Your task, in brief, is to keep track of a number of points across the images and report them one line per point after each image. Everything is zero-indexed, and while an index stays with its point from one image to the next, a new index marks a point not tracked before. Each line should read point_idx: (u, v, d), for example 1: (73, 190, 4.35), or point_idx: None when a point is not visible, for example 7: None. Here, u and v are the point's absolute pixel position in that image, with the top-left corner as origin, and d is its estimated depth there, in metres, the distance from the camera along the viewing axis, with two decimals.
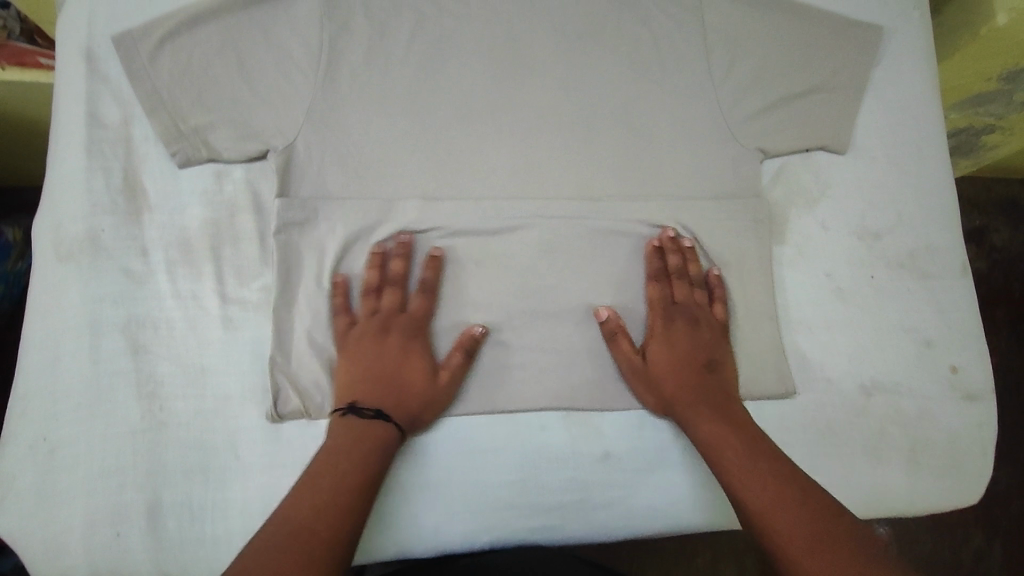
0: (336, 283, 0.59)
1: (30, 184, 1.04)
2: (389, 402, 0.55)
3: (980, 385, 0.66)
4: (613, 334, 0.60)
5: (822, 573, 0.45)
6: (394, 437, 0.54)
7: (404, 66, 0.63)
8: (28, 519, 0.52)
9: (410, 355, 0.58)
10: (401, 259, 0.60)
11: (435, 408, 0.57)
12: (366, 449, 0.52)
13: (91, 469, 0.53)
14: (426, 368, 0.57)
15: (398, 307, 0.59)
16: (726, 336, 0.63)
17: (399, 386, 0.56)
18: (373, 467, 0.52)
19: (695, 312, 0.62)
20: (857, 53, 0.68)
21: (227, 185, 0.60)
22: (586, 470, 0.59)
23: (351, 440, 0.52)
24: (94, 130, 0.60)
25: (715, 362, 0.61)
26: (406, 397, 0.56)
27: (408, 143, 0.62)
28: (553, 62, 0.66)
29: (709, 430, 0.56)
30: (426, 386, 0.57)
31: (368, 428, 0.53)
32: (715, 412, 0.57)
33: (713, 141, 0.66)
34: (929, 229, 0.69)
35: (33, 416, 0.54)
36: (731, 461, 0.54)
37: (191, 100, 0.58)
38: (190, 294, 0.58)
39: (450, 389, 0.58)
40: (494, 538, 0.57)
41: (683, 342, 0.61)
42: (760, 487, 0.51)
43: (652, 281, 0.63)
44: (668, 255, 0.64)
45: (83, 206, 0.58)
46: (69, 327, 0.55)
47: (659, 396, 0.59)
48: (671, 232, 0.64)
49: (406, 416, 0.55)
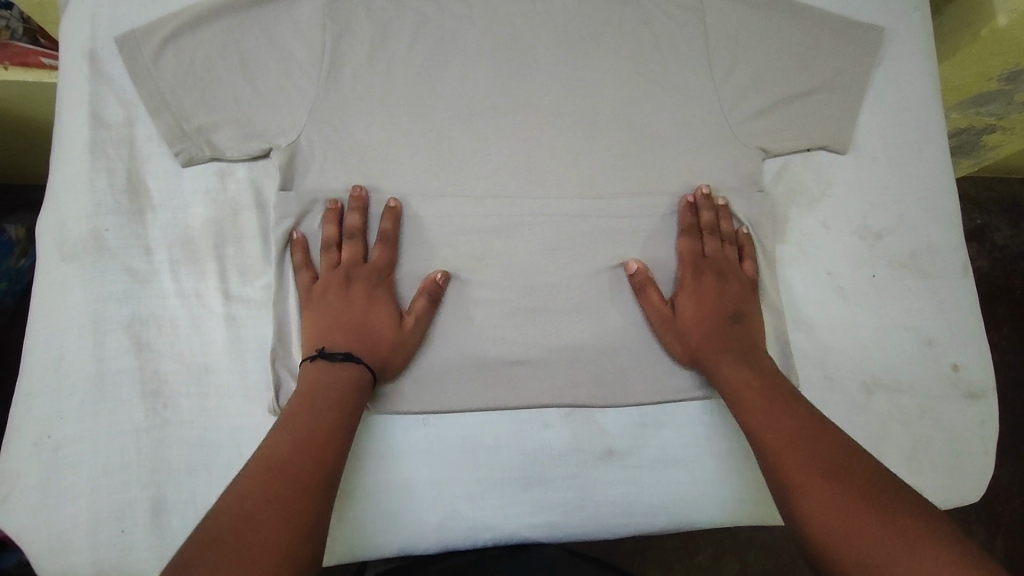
0: (295, 241, 0.59)
1: (35, 183, 1.04)
2: (361, 349, 0.56)
3: (981, 383, 0.66)
4: (642, 286, 0.61)
5: (832, 503, 0.45)
6: (367, 379, 0.54)
7: (406, 66, 0.63)
8: (32, 517, 0.52)
9: (373, 304, 0.58)
10: (358, 210, 0.60)
11: (406, 352, 0.58)
12: (339, 391, 0.52)
13: (95, 467, 0.53)
14: (391, 315, 0.58)
15: (359, 258, 0.59)
16: (753, 292, 0.64)
17: (367, 333, 0.57)
18: (349, 406, 0.52)
19: (725, 266, 0.63)
20: (856, 53, 0.69)
21: (231, 184, 0.61)
22: (589, 468, 0.59)
23: (326, 382, 0.53)
24: (98, 130, 0.60)
25: (742, 313, 0.61)
26: (377, 343, 0.57)
27: (411, 141, 0.62)
28: (553, 61, 0.66)
29: (732, 375, 0.57)
30: (392, 332, 0.57)
31: (340, 372, 0.53)
32: (743, 358, 0.58)
33: (714, 140, 0.66)
34: (930, 228, 0.69)
35: (38, 414, 0.54)
36: (752, 403, 0.54)
37: (194, 99, 0.59)
38: (194, 293, 0.58)
39: (418, 334, 0.59)
40: (496, 535, 0.57)
41: (712, 295, 0.61)
42: (775, 430, 0.52)
43: (684, 234, 0.63)
44: (701, 210, 0.64)
45: (87, 205, 0.58)
46: (73, 326, 0.55)
47: (686, 345, 0.60)
48: (705, 189, 0.65)
49: (378, 361, 0.56)
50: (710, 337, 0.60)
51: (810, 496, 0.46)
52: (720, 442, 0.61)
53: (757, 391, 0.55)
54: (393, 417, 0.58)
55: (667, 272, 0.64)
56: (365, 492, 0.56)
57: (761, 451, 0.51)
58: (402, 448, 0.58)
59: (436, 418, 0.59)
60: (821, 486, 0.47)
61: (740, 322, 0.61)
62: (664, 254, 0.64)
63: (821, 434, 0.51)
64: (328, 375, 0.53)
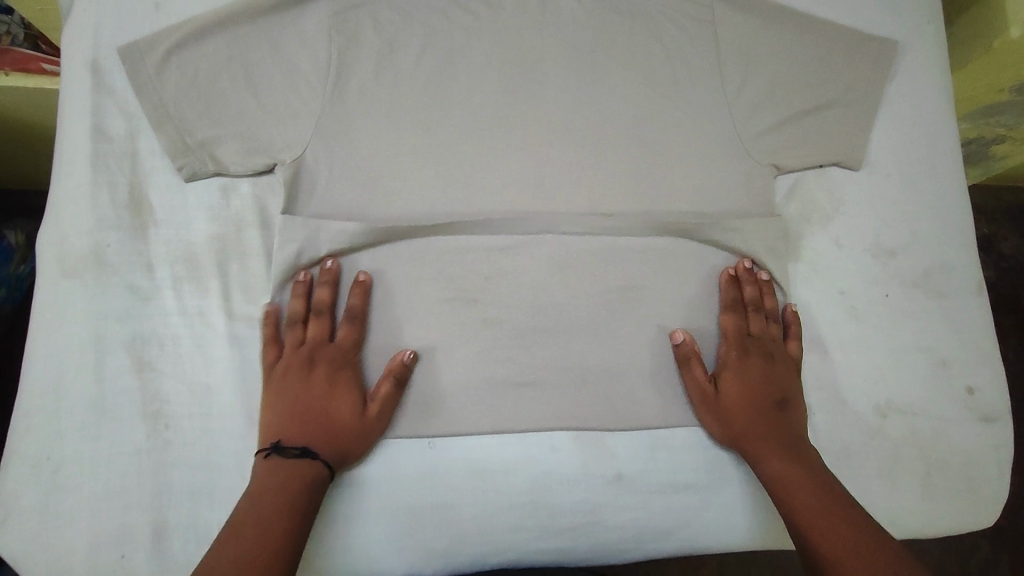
0: (265, 313, 0.57)
1: (35, 188, 1.03)
2: (319, 440, 0.53)
3: (996, 406, 0.65)
4: (687, 359, 0.60)
5: None
6: (321, 476, 0.52)
7: (413, 79, 0.62)
8: (28, 541, 0.51)
9: (336, 388, 0.56)
10: (327, 286, 0.58)
11: (367, 441, 0.55)
12: (286, 493, 0.50)
13: (95, 490, 0.52)
14: (354, 400, 0.55)
15: (325, 337, 0.57)
16: (798, 373, 0.62)
17: (328, 422, 0.54)
18: (298, 509, 0.50)
19: (769, 348, 0.62)
20: (870, 69, 0.68)
21: (234, 199, 0.60)
22: (598, 491, 0.58)
23: (275, 483, 0.50)
24: (99, 144, 0.59)
25: (788, 399, 0.60)
26: (336, 432, 0.54)
27: (417, 157, 0.61)
28: (562, 75, 0.65)
29: (778, 470, 0.55)
30: (353, 420, 0.55)
31: (293, 468, 0.51)
32: (785, 449, 0.56)
33: (726, 156, 0.65)
34: (944, 246, 0.68)
35: (36, 435, 0.53)
36: (801, 502, 0.53)
37: (198, 114, 0.58)
38: (196, 311, 0.57)
39: (381, 420, 0.56)
40: (503, 560, 0.57)
41: (758, 376, 0.60)
42: (832, 537, 0.50)
43: (728, 310, 0.62)
44: (745, 284, 0.63)
45: (88, 221, 0.57)
46: (73, 344, 0.54)
47: (727, 429, 0.59)
48: (748, 263, 0.64)
49: (337, 453, 0.54)
50: (753, 423, 0.58)
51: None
52: (731, 466, 0.60)
53: (811, 490, 0.53)
54: (400, 441, 0.57)
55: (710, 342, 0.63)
56: (370, 517, 0.55)
57: (818, 564, 0.50)
58: (408, 472, 0.56)
59: (442, 441, 0.58)
60: None
61: (784, 409, 0.59)
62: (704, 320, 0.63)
63: (878, 547, 0.49)
64: (281, 472, 0.51)
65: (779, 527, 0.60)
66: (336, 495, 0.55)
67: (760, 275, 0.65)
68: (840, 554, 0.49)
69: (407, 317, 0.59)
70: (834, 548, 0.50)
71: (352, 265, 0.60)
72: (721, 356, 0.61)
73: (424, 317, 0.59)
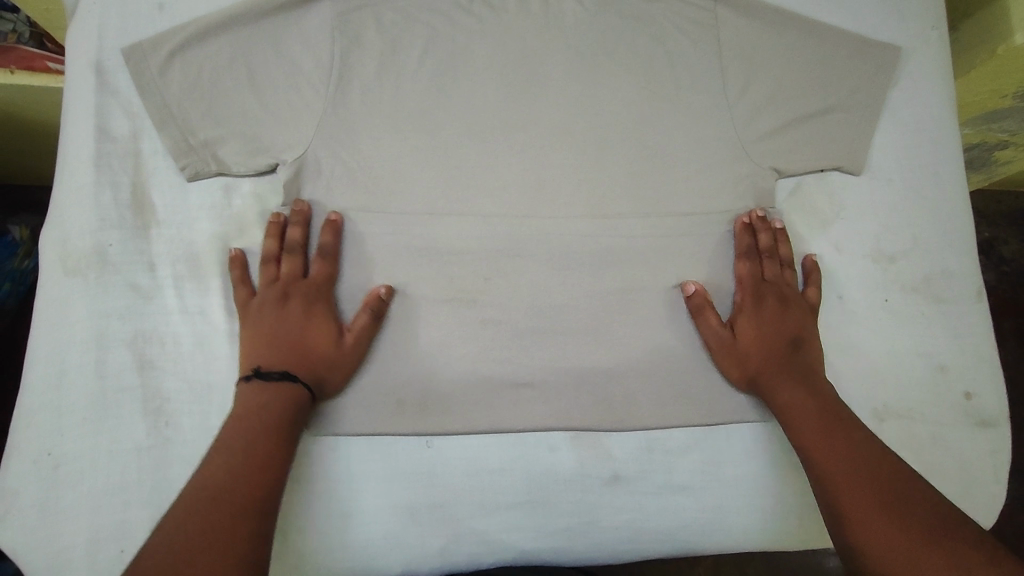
0: (232, 257, 0.58)
1: (40, 183, 1.04)
2: (299, 367, 0.54)
3: (994, 411, 0.65)
4: (700, 309, 0.61)
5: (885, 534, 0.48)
6: (303, 397, 0.53)
7: (415, 82, 0.62)
8: (29, 538, 0.51)
9: (313, 319, 0.57)
10: (299, 226, 0.58)
11: (345, 369, 0.56)
12: (273, 409, 0.51)
13: (95, 487, 0.52)
14: (331, 330, 0.56)
15: (298, 273, 0.58)
16: (814, 317, 0.63)
17: (305, 350, 0.55)
18: (286, 423, 0.51)
19: (784, 291, 0.63)
20: (872, 73, 0.68)
21: (236, 199, 0.60)
22: (595, 492, 0.59)
23: (261, 402, 0.52)
24: (103, 144, 0.59)
25: (803, 339, 0.60)
26: (314, 359, 0.55)
27: (419, 157, 0.62)
28: (563, 78, 0.65)
29: (789, 398, 0.57)
30: (330, 348, 0.56)
31: (277, 388, 0.52)
32: (801, 381, 0.58)
33: (727, 160, 0.65)
34: (944, 251, 0.68)
35: (37, 432, 0.53)
36: (805, 426, 0.56)
37: (201, 114, 0.58)
38: (198, 309, 0.58)
39: (358, 350, 0.57)
40: (499, 558, 0.57)
41: (773, 318, 0.61)
42: (833, 458, 0.53)
43: (742, 258, 0.63)
44: (758, 233, 0.64)
45: (92, 219, 0.57)
46: (75, 342, 0.55)
47: (745, 369, 0.60)
48: (761, 211, 0.64)
49: (316, 380, 0.55)
50: (770, 361, 0.59)
51: (865, 527, 0.49)
52: (727, 467, 0.61)
53: (816, 415, 0.56)
54: (397, 439, 0.57)
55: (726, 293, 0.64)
56: (368, 514, 0.56)
57: (819, 480, 0.53)
58: (406, 470, 0.57)
59: (440, 440, 0.58)
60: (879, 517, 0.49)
61: (799, 346, 0.60)
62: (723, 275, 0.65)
63: (881, 461, 0.52)
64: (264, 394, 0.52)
65: (775, 530, 0.60)
66: (334, 492, 0.56)
67: (774, 223, 0.65)
68: (838, 473, 0.52)
69: (407, 317, 0.59)
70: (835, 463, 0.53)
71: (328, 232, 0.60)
72: (737, 302, 0.63)
73: (423, 316, 0.59)
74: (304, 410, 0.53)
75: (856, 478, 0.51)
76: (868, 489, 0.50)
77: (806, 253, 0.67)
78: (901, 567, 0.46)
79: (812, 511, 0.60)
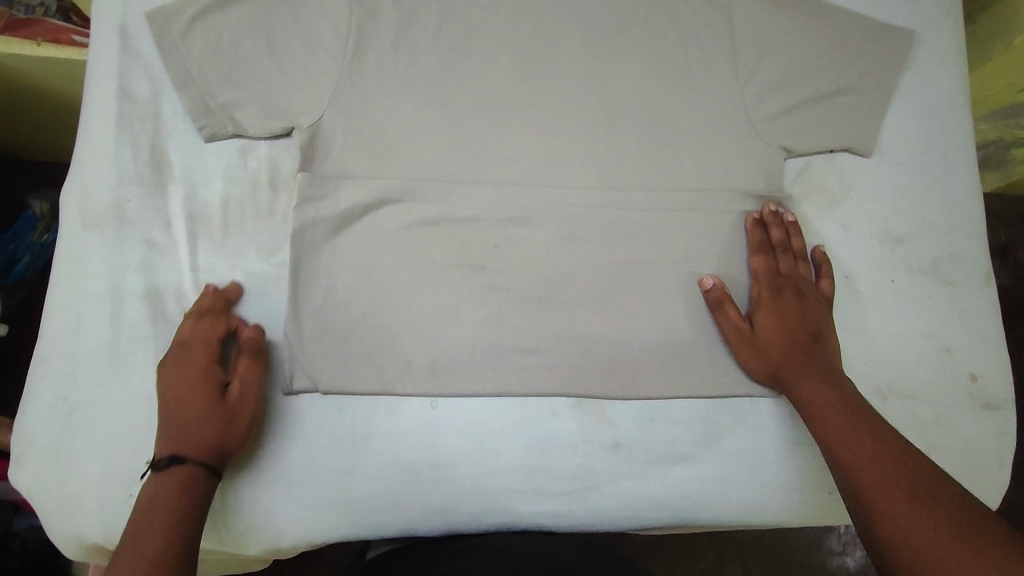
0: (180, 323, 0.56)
1: (60, 161, 1.06)
2: (187, 440, 0.50)
3: (999, 394, 0.65)
4: (719, 302, 0.61)
5: (912, 521, 0.45)
6: (197, 475, 0.49)
7: (429, 53, 0.63)
8: (44, 478, 0.53)
9: (199, 379, 0.52)
10: (213, 295, 0.57)
11: (236, 426, 0.52)
12: (163, 502, 0.47)
13: (107, 432, 0.54)
14: (214, 387, 0.53)
15: (197, 341, 0.54)
16: (830, 310, 0.63)
17: (191, 416, 0.51)
18: (180, 509, 0.47)
19: (801, 284, 0.62)
20: (883, 57, 0.68)
21: (251, 161, 0.61)
22: (595, 458, 0.59)
23: (154, 494, 0.48)
24: (124, 104, 0.60)
25: (821, 333, 0.60)
26: (201, 423, 0.51)
27: (431, 128, 0.62)
28: (576, 54, 0.66)
29: (810, 391, 0.56)
30: (214, 406, 0.52)
31: (170, 471, 0.49)
32: (823, 374, 0.57)
33: (737, 138, 0.66)
34: (951, 235, 0.68)
35: (54, 377, 0.55)
36: (828, 419, 0.54)
37: (220, 78, 0.59)
38: (208, 267, 0.59)
39: (245, 398, 0.53)
40: (499, 521, 0.58)
41: (792, 312, 0.61)
42: (858, 454, 0.50)
43: (757, 253, 0.63)
44: (770, 228, 0.64)
45: (111, 176, 0.59)
46: (92, 293, 0.56)
47: (766, 362, 0.60)
48: (773, 206, 0.65)
49: (209, 450, 0.50)
50: (790, 354, 0.59)
51: (895, 523, 0.46)
52: (727, 440, 0.61)
53: (838, 408, 0.54)
54: (401, 401, 0.58)
55: (744, 286, 0.64)
56: (369, 472, 0.56)
57: (839, 469, 0.51)
58: (409, 431, 0.58)
59: (443, 402, 0.59)
60: (901, 505, 0.46)
61: (819, 340, 0.60)
62: (737, 268, 0.64)
63: (901, 450, 0.50)
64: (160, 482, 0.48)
65: (774, 502, 0.60)
66: (337, 449, 0.57)
67: (786, 217, 0.65)
68: (865, 470, 0.49)
69: (416, 282, 0.60)
70: (856, 455, 0.51)
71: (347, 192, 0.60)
72: (754, 297, 0.62)
73: (431, 281, 0.60)
74: (204, 491, 0.49)
75: (877, 468, 0.49)
76: (896, 486, 0.47)
77: (815, 244, 0.67)
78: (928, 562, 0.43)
79: (811, 484, 0.61)
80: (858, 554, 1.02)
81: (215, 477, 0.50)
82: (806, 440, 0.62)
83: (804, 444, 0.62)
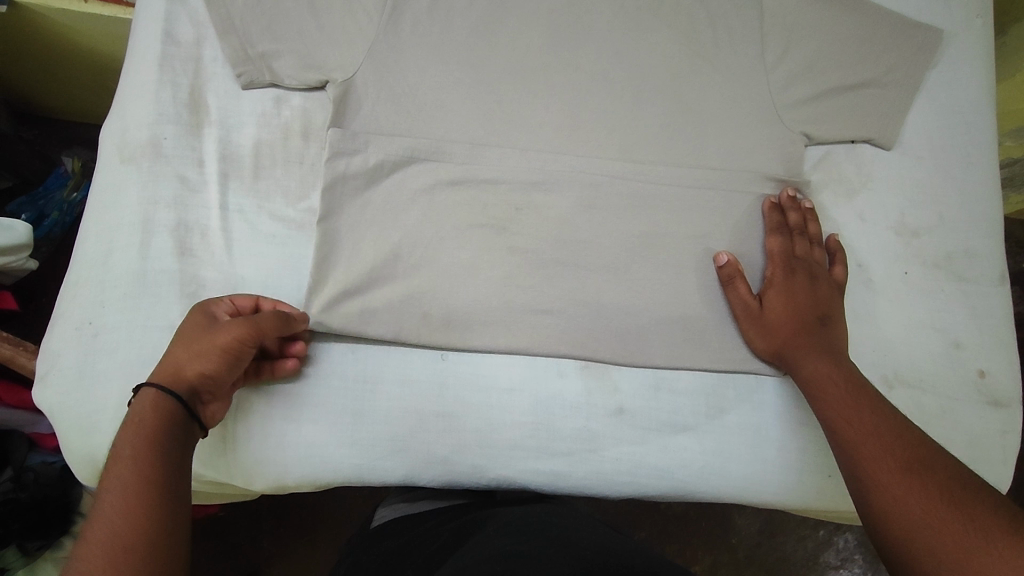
0: None
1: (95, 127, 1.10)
2: (165, 366, 0.48)
3: (1006, 393, 0.65)
4: (731, 278, 0.62)
5: (910, 494, 0.45)
6: (154, 401, 0.46)
7: (465, 19, 0.65)
8: (64, 395, 0.54)
9: (196, 314, 0.51)
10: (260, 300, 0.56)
11: (208, 354, 0.48)
12: (132, 446, 0.43)
13: (124, 356, 0.55)
14: (209, 321, 0.50)
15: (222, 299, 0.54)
16: (841, 295, 0.63)
17: (174, 344, 0.49)
18: (145, 453, 0.43)
19: (814, 268, 0.63)
20: (912, 52, 0.69)
21: (285, 110, 0.63)
22: (597, 421, 0.60)
23: (122, 460, 0.42)
24: (168, 47, 0.63)
25: (828, 316, 0.60)
26: (177, 351, 0.48)
27: (462, 90, 0.64)
28: (607, 29, 0.68)
29: (814, 368, 0.57)
30: (197, 333, 0.49)
31: (132, 406, 0.46)
32: (825, 352, 0.58)
33: (761, 121, 0.67)
34: (965, 233, 0.69)
35: (83, 300, 0.57)
36: (832, 398, 0.55)
37: (260, 27, 0.61)
38: (235, 207, 0.61)
39: (238, 328, 0.49)
40: (500, 475, 0.58)
41: (803, 294, 0.61)
42: (859, 429, 0.51)
43: (774, 234, 0.64)
44: (788, 211, 0.65)
45: (150, 114, 0.61)
46: (125, 222, 0.58)
47: (771, 340, 0.60)
48: (790, 191, 0.65)
49: (173, 380, 0.47)
50: (796, 334, 0.59)
51: (889, 494, 0.46)
52: (730, 415, 0.62)
53: (839, 383, 0.55)
54: (413, 350, 0.60)
55: (758, 267, 0.65)
56: (376, 416, 0.57)
57: (839, 445, 0.52)
58: (418, 379, 0.59)
59: (455, 354, 0.60)
60: (897, 478, 0.47)
61: (825, 321, 0.60)
62: (751, 247, 0.65)
63: (900, 426, 0.51)
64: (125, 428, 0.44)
65: (773, 479, 0.61)
66: (343, 390, 0.57)
67: (804, 203, 0.66)
68: (863, 445, 0.50)
69: (437, 236, 0.61)
70: (857, 433, 0.51)
71: (373, 145, 0.61)
72: (767, 277, 0.63)
73: (450, 236, 0.61)
74: (166, 431, 0.45)
75: (877, 444, 0.49)
76: (891, 457, 0.48)
77: (830, 231, 0.68)
78: (924, 533, 0.43)
79: (811, 466, 0.62)
80: (856, 571, 1.02)
81: (174, 413, 0.46)
82: (808, 420, 0.62)
83: (805, 423, 0.62)
